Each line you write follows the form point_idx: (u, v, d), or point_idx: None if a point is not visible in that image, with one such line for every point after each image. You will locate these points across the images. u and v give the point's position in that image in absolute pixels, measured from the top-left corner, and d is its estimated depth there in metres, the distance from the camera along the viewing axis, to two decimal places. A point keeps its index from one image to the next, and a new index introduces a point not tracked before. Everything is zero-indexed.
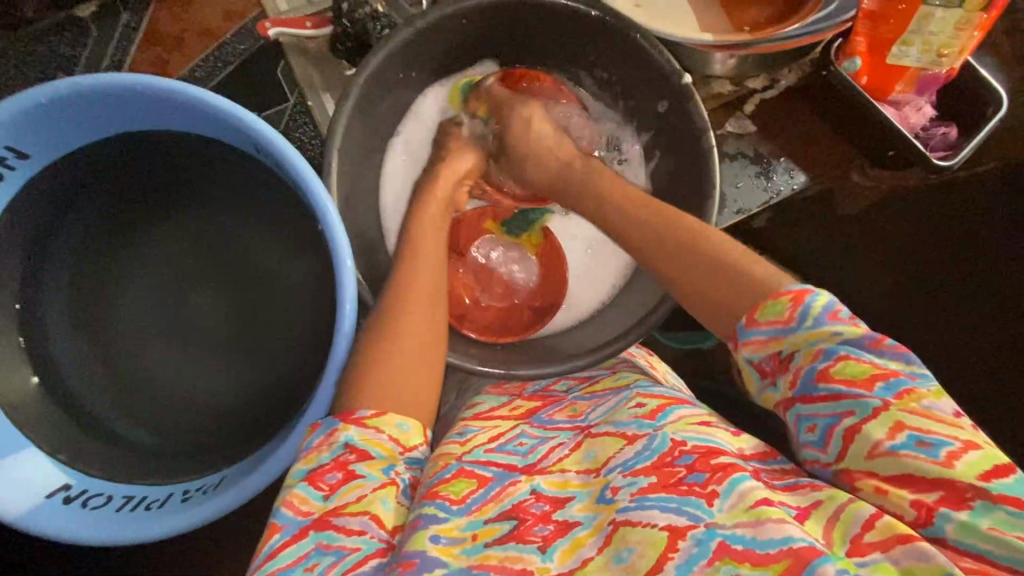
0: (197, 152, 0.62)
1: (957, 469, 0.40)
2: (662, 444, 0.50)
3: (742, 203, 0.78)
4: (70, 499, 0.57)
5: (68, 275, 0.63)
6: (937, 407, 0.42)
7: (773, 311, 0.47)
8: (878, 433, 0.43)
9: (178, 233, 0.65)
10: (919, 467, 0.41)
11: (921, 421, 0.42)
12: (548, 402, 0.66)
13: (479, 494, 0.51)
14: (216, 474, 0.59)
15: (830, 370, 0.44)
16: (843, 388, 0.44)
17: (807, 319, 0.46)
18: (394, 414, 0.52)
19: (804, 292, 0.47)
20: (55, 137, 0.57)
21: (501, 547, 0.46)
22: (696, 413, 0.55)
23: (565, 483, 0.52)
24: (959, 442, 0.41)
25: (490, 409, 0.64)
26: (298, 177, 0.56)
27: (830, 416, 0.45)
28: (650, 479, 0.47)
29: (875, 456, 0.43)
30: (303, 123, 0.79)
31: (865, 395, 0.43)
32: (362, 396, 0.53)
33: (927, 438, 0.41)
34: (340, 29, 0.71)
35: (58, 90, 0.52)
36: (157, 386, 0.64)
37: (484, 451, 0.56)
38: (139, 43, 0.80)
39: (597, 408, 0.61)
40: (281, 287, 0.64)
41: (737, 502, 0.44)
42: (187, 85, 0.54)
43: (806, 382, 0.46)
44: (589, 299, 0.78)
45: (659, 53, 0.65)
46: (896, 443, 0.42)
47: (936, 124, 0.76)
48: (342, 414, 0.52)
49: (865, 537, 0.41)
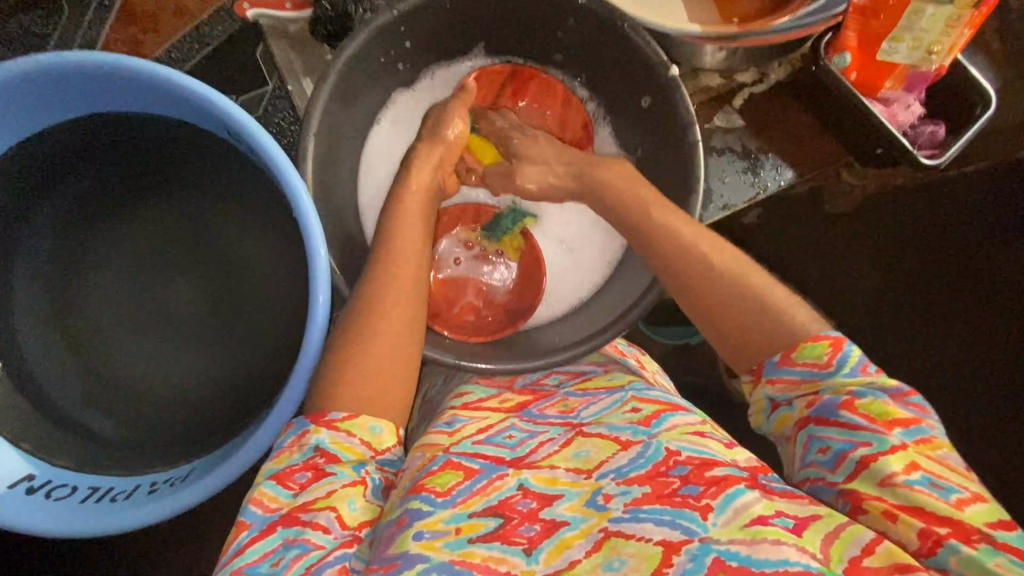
0: (172, 137, 0.61)
1: (965, 513, 0.42)
2: (656, 453, 0.50)
3: (729, 198, 0.77)
4: (33, 490, 0.55)
5: (35, 264, 0.61)
6: (951, 459, 0.45)
7: (810, 354, 0.50)
8: (895, 465, 0.44)
9: (150, 223, 0.63)
10: (930, 501, 0.43)
11: (934, 466, 0.44)
12: (539, 396, 0.64)
13: (465, 485, 0.50)
14: (186, 466, 0.58)
15: (855, 401, 0.47)
16: (864, 419, 0.46)
17: (844, 366, 0.49)
18: (367, 417, 0.52)
19: (842, 342, 0.50)
20: (19, 117, 0.55)
21: (486, 545, 0.46)
22: (691, 421, 0.54)
23: (554, 480, 0.51)
24: (968, 492, 0.43)
25: (478, 399, 0.63)
26: (272, 166, 0.54)
27: (845, 442, 0.46)
28: (644, 490, 0.47)
29: (887, 484, 0.44)
30: (282, 108, 0.78)
31: (886, 432, 0.45)
32: (340, 386, 0.53)
33: (938, 481, 0.43)
34: (320, 11, 0.70)
35: (21, 67, 0.50)
36: (130, 372, 0.63)
37: (471, 443, 0.55)
38: (113, 22, 0.78)
39: (589, 406, 0.60)
40: (256, 278, 0.63)
41: (732, 519, 0.44)
42: (158, 67, 0.52)
43: (830, 407, 0.48)
44: (565, 301, 0.77)
45: (646, 44, 0.63)
46: (911, 478, 0.44)
47: (924, 123, 0.75)
48: (315, 415, 0.52)
49: (864, 560, 0.41)
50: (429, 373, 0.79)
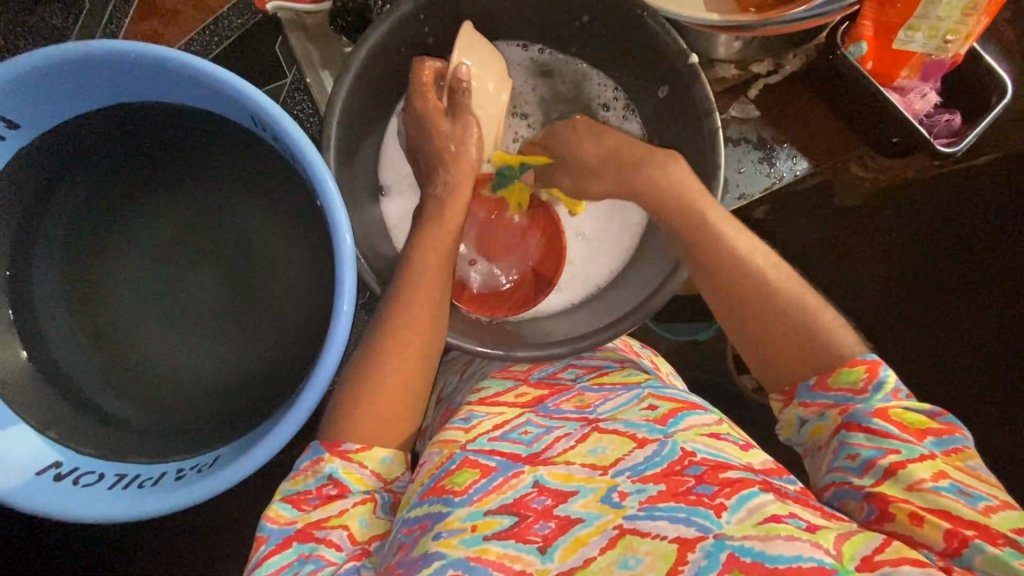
0: (197, 127, 0.61)
1: (992, 518, 0.42)
2: (672, 453, 0.50)
3: (745, 188, 0.77)
4: (60, 476, 0.57)
5: (60, 254, 0.62)
6: (980, 469, 0.45)
7: (846, 379, 0.49)
8: (923, 472, 0.45)
9: (173, 212, 0.63)
10: (957, 507, 0.43)
11: (963, 476, 0.45)
12: (555, 390, 0.64)
13: (483, 483, 0.50)
14: (212, 453, 0.59)
15: (888, 410, 0.48)
16: (895, 428, 0.47)
17: (880, 392, 0.48)
18: (379, 449, 0.54)
19: (878, 365, 0.49)
20: (49, 108, 0.56)
21: (500, 543, 0.47)
22: (707, 422, 0.54)
23: (569, 476, 0.51)
24: (996, 500, 0.43)
25: (495, 394, 0.62)
26: (297, 151, 0.55)
27: (875, 448, 0.47)
28: (659, 488, 0.48)
29: (914, 489, 0.44)
30: (300, 100, 0.79)
31: (916, 441, 0.46)
32: (368, 389, 0.56)
33: (967, 489, 0.44)
34: (341, 3, 0.70)
35: (50, 56, 0.51)
36: (150, 363, 0.63)
37: (488, 440, 0.55)
38: (134, 15, 0.78)
39: (606, 402, 0.59)
40: (279, 268, 0.63)
41: (745, 517, 0.44)
42: (182, 56, 0.52)
43: (861, 414, 0.48)
44: (583, 287, 0.77)
45: (666, 33, 0.64)
46: (939, 485, 0.44)
47: (940, 111, 0.76)
48: (330, 444, 0.53)
49: (875, 557, 0.41)
50: (448, 369, 0.80)
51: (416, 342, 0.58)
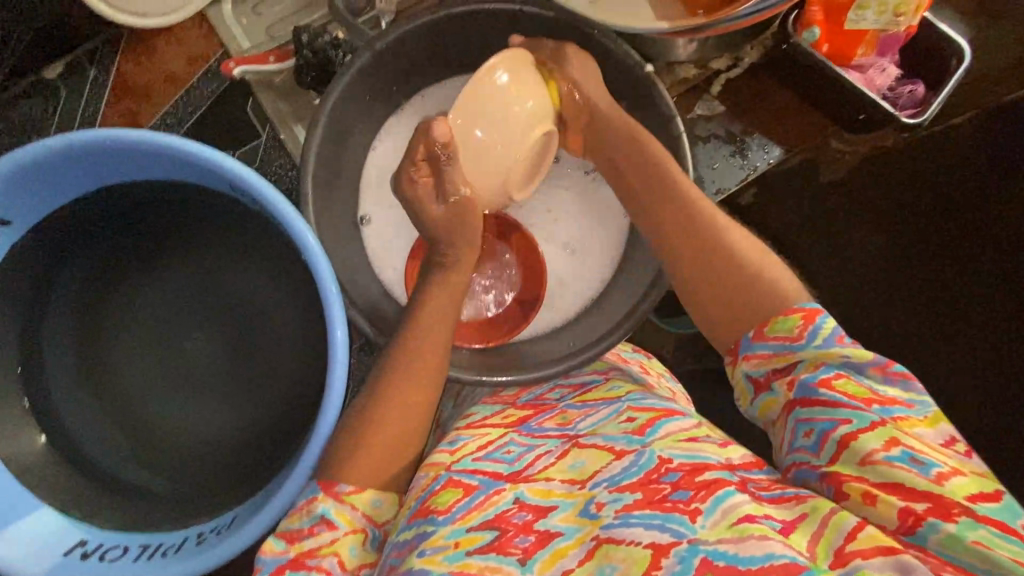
0: (177, 199, 0.63)
1: (945, 487, 0.41)
2: (648, 461, 0.50)
3: (720, 183, 0.78)
4: (87, 555, 0.58)
5: (61, 335, 0.63)
6: (928, 436, 0.45)
7: (783, 327, 0.51)
8: (874, 442, 0.44)
9: (163, 282, 0.66)
10: (909, 477, 0.42)
11: (913, 440, 0.44)
12: (540, 410, 0.65)
13: (465, 502, 0.51)
14: (230, 513, 0.59)
15: (830, 377, 0.48)
16: (842, 396, 0.46)
17: (815, 339, 0.50)
18: (370, 492, 0.55)
19: (815, 313, 0.51)
20: (39, 204, 0.58)
21: (481, 557, 0.46)
22: (685, 426, 0.55)
23: (550, 492, 0.51)
24: (947, 466, 0.43)
25: (482, 418, 0.64)
26: (275, 213, 0.56)
27: (826, 421, 0.47)
28: (635, 496, 0.47)
29: (868, 463, 0.44)
30: (278, 157, 0.82)
31: (862, 408, 0.46)
32: (367, 432, 0.57)
33: (919, 456, 0.43)
34: (302, 60, 0.73)
35: (30, 154, 0.53)
36: (159, 431, 0.65)
37: (472, 460, 0.56)
38: (109, 98, 0.82)
39: (586, 418, 0.60)
40: (273, 323, 0.66)
41: (720, 519, 0.44)
42: (156, 136, 0.54)
43: (808, 386, 0.48)
44: (573, 305, 0.78)
45: (619, 46, 0.67)
46: (891, 454, 0.43)
47: (902, 83, 0.77)
48: (326, 485, 0.54)
49: (847, 547, 0.42)
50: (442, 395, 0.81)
51: (413, 379, 0.59)
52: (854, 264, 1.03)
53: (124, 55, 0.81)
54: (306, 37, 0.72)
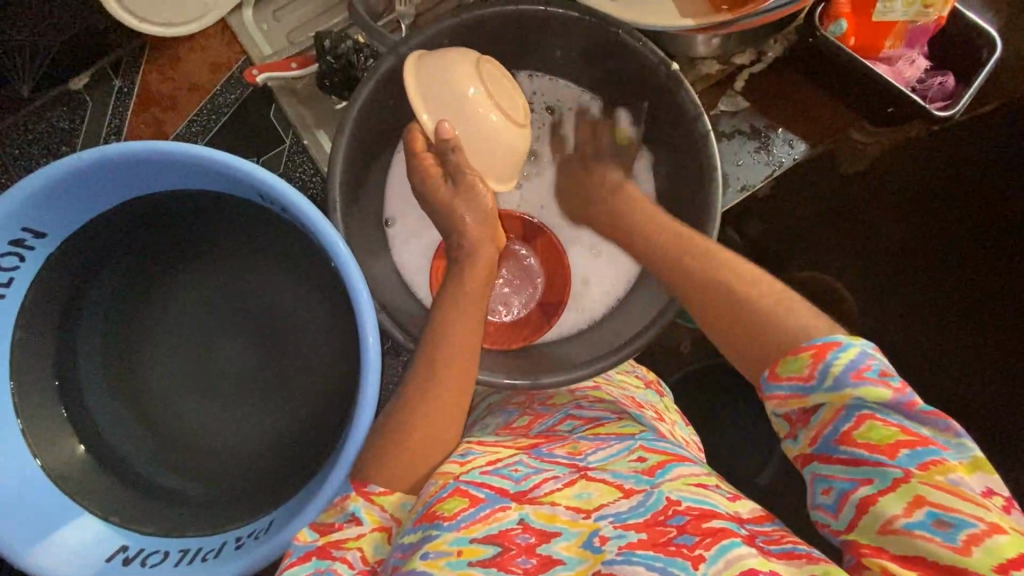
0: (206, 208, 0.64)
1: (973, 557, 0.39)
2: (656, 503, 0.50)
3: (746, 179, 0.77)
4: (128, 560, 0.60)
5: (94, 344, 0.64)
6: (965, 483, 0.41)
7: (793, 366, 0.46)
8: (895, 507, 0.42)
9: (193, 289, 0.66)
10: (933, 547, 0.40)
11: (943, 498, 0.41)
12: (551, 439, 0.62)
13: (470, 512, 0.50)
14: (267, 517, 0.60)
15: (851, 432, 0.44)
16: (862, 453, 0.43)
17: (827, 379, 0.44)
18: (401, 494, 0.55)
19: (826, 348, 0.45)
20: (71, 216, 0.59)
21: (484, 569, 0.46)
22: (696, 473, 0.54)
23: (554, 517, 0.50)
24: (982, 523, 0.40)
25: (494, 440, 0.62)
26: (305, 219, 0.56)
27: (846, 481, 0.44)
28: (640, 536, 0.47)
29: (888, 531, 0.42)
30: (301, 163, 0.84)
31: (886, 463, 0.43)
32: (399, 438, 0.57)
33: (946, 518, 0.40)
34: (326, 66, 0.73)
35: (64, 167, 0.53)
36: (192, 438, 0.66)
37: (480, 472, 0.54)
38: (134, 109, 0.83)
39: (597, 451, 0.58)
40: (303, 328, 0.66)
41: (723, 569, 0.44)
42: (186, 146, 0.55)
43: (827, 441, 0.45)
44: (596, 306, 0.78)
45: (642, 44, 0.66)
46: (913, 521, 0.41)
47: (932, 75, 0.76)
48: (357, 483, 0.55)
49: None
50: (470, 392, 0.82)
51: (441, 383, 0.60)
52: (874, 257, 1.02)
53: (148, 66, 0.82)
54: (328, 43, 0.72)
